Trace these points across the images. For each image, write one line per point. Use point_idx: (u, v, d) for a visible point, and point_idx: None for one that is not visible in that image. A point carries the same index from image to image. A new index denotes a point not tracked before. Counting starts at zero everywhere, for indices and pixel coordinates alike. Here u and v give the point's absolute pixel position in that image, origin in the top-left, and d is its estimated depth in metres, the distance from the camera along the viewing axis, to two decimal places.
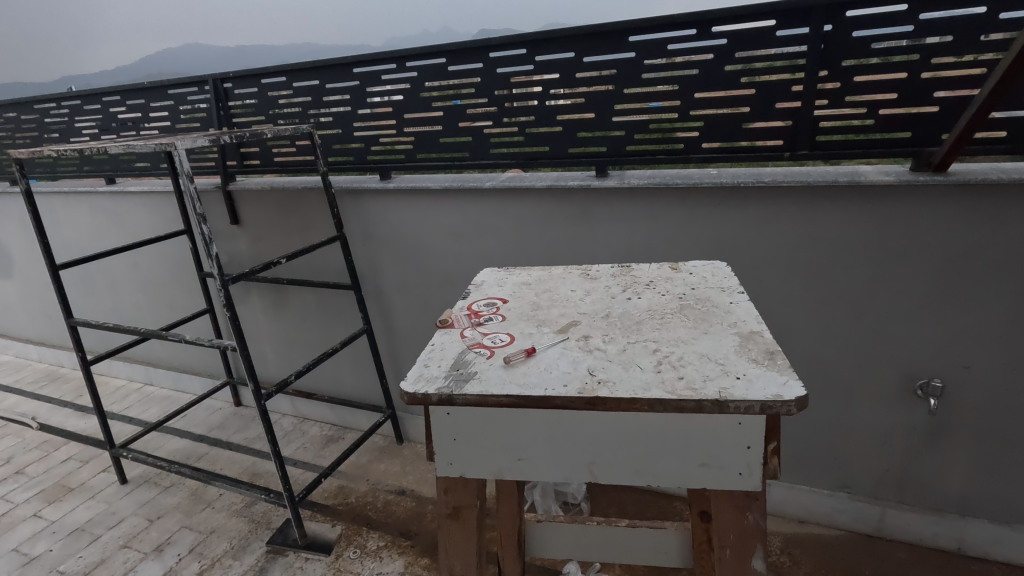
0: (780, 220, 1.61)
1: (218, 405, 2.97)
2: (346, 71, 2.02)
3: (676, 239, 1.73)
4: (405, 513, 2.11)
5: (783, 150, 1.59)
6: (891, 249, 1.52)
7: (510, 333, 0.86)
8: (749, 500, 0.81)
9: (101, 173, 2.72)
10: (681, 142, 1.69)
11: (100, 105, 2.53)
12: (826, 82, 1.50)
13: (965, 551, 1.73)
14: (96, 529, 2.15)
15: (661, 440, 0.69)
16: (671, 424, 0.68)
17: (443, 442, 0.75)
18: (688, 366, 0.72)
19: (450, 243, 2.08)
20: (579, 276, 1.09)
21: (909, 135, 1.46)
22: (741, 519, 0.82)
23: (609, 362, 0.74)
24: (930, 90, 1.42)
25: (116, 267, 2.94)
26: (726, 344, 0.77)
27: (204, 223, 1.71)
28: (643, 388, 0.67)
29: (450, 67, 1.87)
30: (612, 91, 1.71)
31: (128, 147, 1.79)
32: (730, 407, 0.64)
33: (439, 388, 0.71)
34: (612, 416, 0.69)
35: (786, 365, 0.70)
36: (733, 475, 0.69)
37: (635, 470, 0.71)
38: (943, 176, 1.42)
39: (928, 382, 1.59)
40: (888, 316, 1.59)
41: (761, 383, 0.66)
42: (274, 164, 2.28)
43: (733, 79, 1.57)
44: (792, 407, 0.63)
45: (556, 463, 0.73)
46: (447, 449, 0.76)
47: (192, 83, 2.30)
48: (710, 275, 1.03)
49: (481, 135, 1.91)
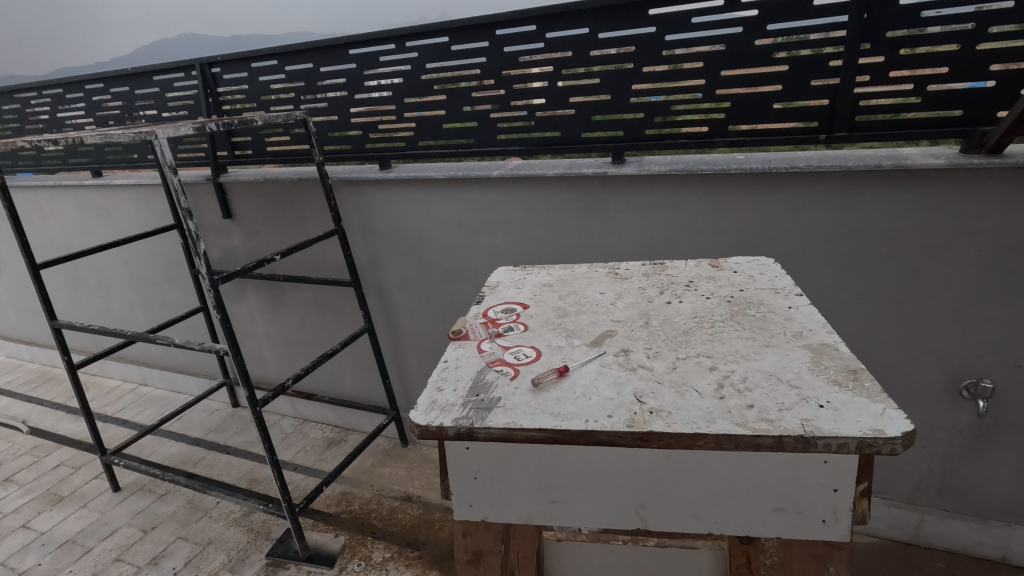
0: (815, 208, 1.48)
1: (215, 407, 2.87)
2: (342, 52, 1.88)
3: (701, 231, 1.61)
4: (412, 521, 2.01)
5: (819, 132, 1.46)
6: (938, 238, 1.40)
7: (535, 347, 0.74)
8: (830, 548, 0.69)
9: (88, 165, 2.58)
10: (706, 125, 1.55)
11: (84, 94, 2.39)
12: (868, 56, 1.37)
13: (1010, 559, 1.62)
14: (87, 541, 2.04)
15: (724, 479, 0.58)
16: (742, 463, 0.57)
17: (461, 484, 0.65)
18: (757, 392, 0.59)
19: (456, 236, 1.95)
20: (607, 275, 0.97)
21: (960, 114, 1.34)
22: (821, 571, 0.71)
23: (660, 386, 0.62)
24: (986, 62, 1.28)
25: (106, 263, 2.82)
26: (796, 359, 0.65)
27: (190, 218, 1.58)
28: (707, 420, 0.55)
29: (453, 47, 1.72)
30: (630, 69, 1.58)
31: (106, 136, 1.65)
32: (817, 445, 0.52)
33: (457, 420, 0.60)
34: (665, 455, 0.58)
35: (876, 388, 0.58)
36: (815, 521, 0.57)
37: (695, 515, 0.60)
38: (999, 159, 1.29)
39: (975, 382, 1.47)
40: (933, 313, 1.47)
41: (852, 414, 0.54)
42: (268, 153, 2.13)
43: (764, 54, 1.44)
44: (897, 445, 0.51)
45: (595, 505, 0.62)
46: (467, 490, 0.65)
47: (178, 68, 2.15)
48: (758, 274, 0.91)
49: (487, 120, 1.78)
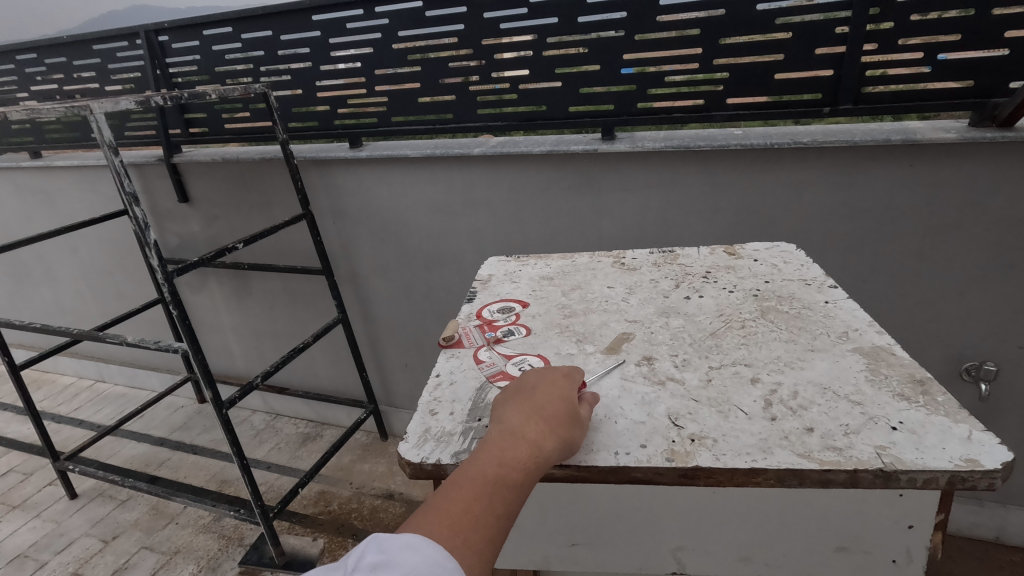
0: (817, 188, 1.40)
1: (180, 403, 2.70)
2: (304, 19, 1.70)
3: (699, 213, 1.52)
4: (396, 520, 1.92)
5: (822, 105, 1.37)
6: (944, 218, 1.33)
7: (540, 356, 0.71)
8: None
9: (24, 145, 2.34)
10: (702, 98, 1.45)
11: (15, 66, 2.15)
12: (877, 22, 1.27)
13: (1004, 540, 1.62)
14: (41, 555, 1.89)
15: (766, 523, 0.59)
16: (788, 504, 0.58)
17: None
18: (813, 411, 0.57)
19: (436, 221, 1.83)
20: (613, 265, 0.94)
21: (970, 85, 1.26)
22: None
23: (698, 405, 0.60)
24: (1001, 28, 1.20)
25: (52, 252, 2.60)
26: (850, 367, 0.63)
27: (136, 204, 1.40)
28: (765, 451, 0.53)
29: (427, 13, 1.57)
30: (621, 37, 1.45)
31: (33, 111, 1.45)
32: (900, 479, 0.50)
33: (457, 456, 0.57)
34: (696, 499, 0.59)
35: (945, 401, 0.57)
36: (885, 560, 0.59)
37: (742, 557, 0.62)
38: (1011, 133, 1.22)
39: (977, 365, 1.43)
40: (935, 299, 1.42)
41: (935, 440, 0.52)
42: (226, 130, 1.95)
43: (766, 21, 1.33)
44: (995, 479, 0.49)
45: (627, 550, 0.64)
46: None
47: (121, 36, 1.93)
48: (781, 262, 0.89)
49: (467, 94, 1.64)
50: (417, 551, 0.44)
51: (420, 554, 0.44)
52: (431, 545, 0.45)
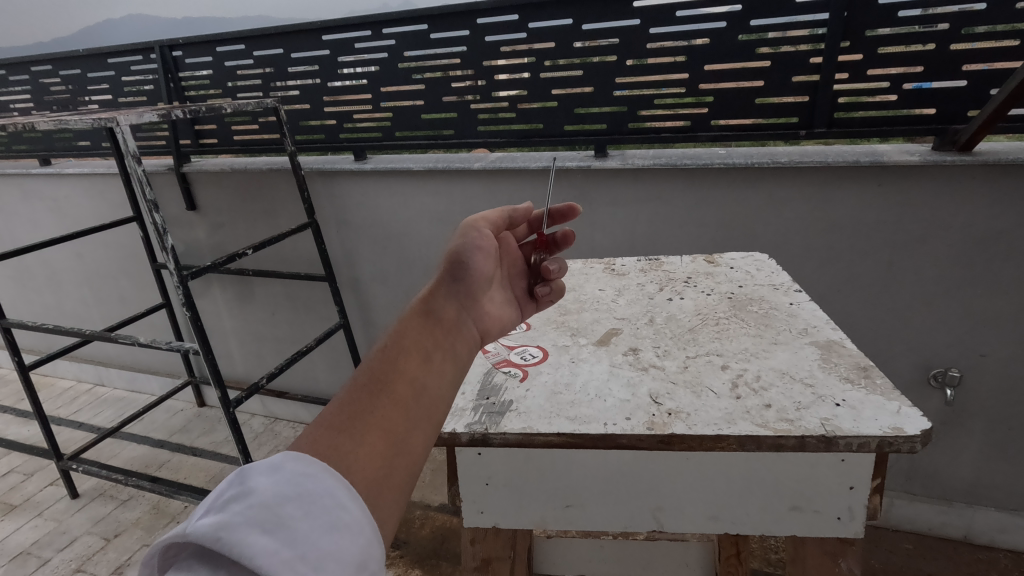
0: (794, 203, 1.50)
1: (180, 407, 2.75)
2: (314, 38, 1.80)
3: (684, 225, 1.62)
4: None
5: (799, 127, 1.48)
6: (910, 231, 1.44)
7: (541, 347, 0.82)
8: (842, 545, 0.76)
9: (34, 152, 2.41)
10: (688, 119, 1.56)
11: (31, 76, 2.23)
12: (848, 53, 1.39)
13: (971, 538, 1.72)
14: (44, 552, 1.93)
15: (733, 485, 0.68)
16: (750, 468, 0.67)
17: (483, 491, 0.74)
18: (772, 390, 0.67)
19: (435, 229, 1.92)
20: (603, 271, 1.04)
21: (932, 112, 1.37)
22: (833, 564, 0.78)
23: (675, 386, 0.69)
24: (959, 62, 1.31)
25: (57, 256, 2.66)
26: (806, 357, 0.72)
27: (156, 210, 1.47)
28: (728, 422, 0.62)
29: (431, 35, 1.68)
30: (613, 62, 1.56)
31: (59, 122, 1.53)
32: (839, 443, 0.59)
33: (471, 427, 0.66)
34: (672, 462, 0.68)
35: (884, 385, 0.66)
36: (832, 518, 0.67)
37: (711, 517, 0.70)
38: (969, 156, 1.33)
39: (944, 371, 1.53)
40: (902, 308, 1.52)
41: (870, 413, 0.62)
42: (235, 142, 2.03)
43: (748, 50, 1.44)
44: (916, 443, 0.58)
45: (612, 510, 0.72)
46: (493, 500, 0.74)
47: (136, 51, 2.02)
48: (755, 270, 0.99)
49: (468, 111, 1.74)
50: (271, 474, 0.42)
51: (275, 476, 0.41)
52: (288, 462, 0.43)
